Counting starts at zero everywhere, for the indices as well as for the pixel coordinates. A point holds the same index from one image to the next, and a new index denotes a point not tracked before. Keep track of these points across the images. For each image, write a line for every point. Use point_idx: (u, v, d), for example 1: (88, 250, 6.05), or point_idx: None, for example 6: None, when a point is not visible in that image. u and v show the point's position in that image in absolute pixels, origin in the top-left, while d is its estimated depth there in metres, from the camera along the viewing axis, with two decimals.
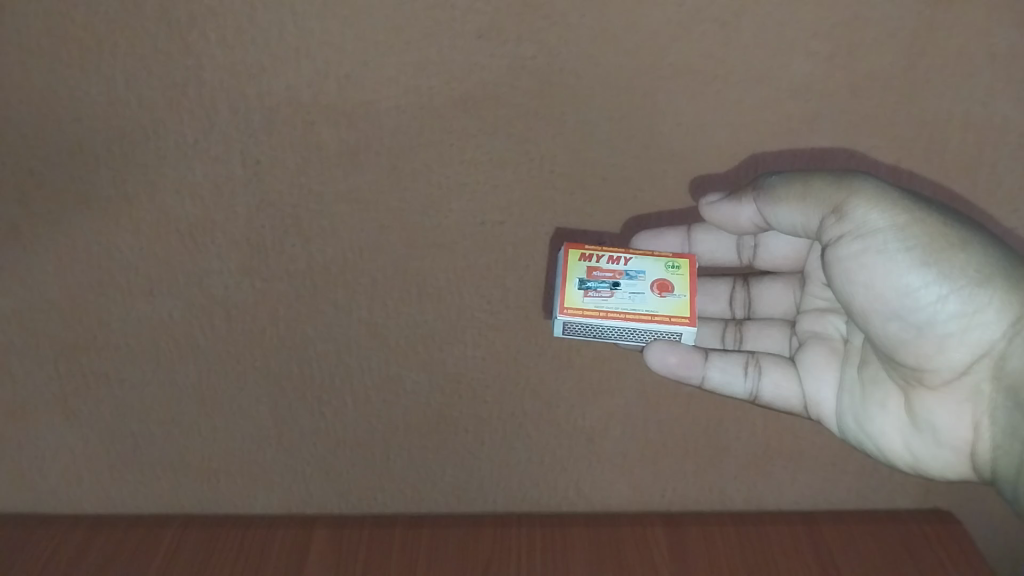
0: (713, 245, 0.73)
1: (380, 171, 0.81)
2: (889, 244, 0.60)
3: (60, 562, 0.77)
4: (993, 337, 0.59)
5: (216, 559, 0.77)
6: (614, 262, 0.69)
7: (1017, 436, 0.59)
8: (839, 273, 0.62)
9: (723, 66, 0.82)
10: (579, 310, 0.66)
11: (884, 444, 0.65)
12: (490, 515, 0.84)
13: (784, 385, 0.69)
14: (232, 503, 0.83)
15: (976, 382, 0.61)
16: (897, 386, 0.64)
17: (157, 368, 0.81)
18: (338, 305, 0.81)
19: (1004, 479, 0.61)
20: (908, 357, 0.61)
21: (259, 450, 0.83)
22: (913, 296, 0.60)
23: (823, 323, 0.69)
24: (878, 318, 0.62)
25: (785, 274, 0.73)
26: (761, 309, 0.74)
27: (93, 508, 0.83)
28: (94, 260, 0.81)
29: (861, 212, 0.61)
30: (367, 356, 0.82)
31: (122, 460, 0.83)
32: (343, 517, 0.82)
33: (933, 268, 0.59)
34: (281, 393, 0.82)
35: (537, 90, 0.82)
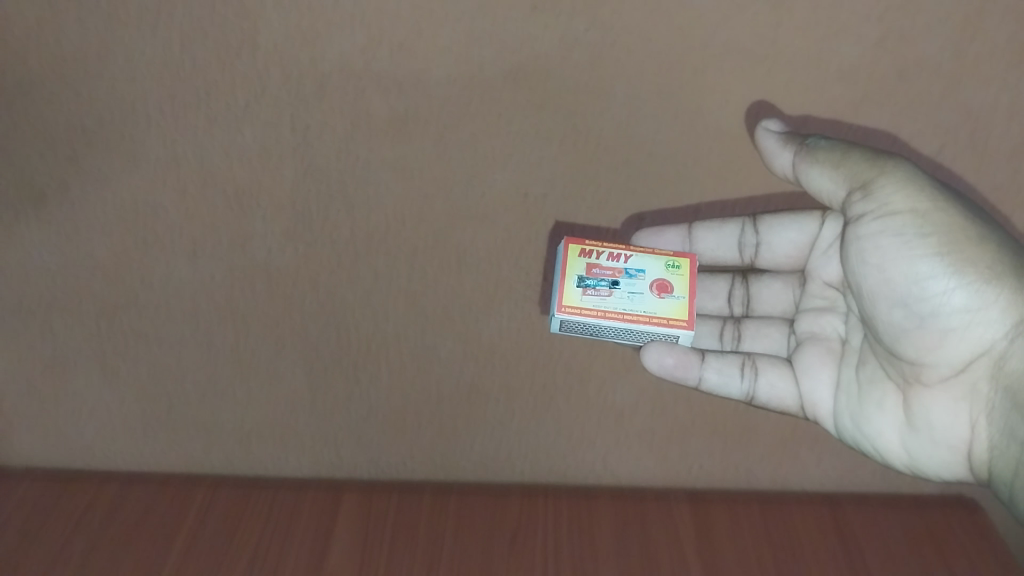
0: (714, 243, 0.70)
1: (383, 132, 0.73)
2: (907, 228, 0.57)
3: (98, 508, 0.71)
4: (995, 335, 0.55)
5: (247, 520, 0.71)
6: (614, 259, 0.63)
7: (1013, 436, 0.53)
8: (857, 253, 0.59)
9: (772, 46, 0.74)
10: (577, 309, 0.61)
11: (881, 443, 0.60)
12: (518, 485, 0.76)
13: (780, 385, 0.66)
14: (262, 464, 0.75)
15: (975, 381, 0.56)
16: (894, 384, 0.59)
17: (149, 333, 0.74)
18: (342, 266, 0.74)
19: (999, 481, 0.55)
20: (909, 349, 0.57)
21: (273, 407, 0.75)
22: (921, 285, 0.56)
23: (820, 323, 0.65)
24: (883, 303, 0.58)
25: (785, 273, 0.69)
26: (760, 307, 0.69)
27: (114, 466, 0.75)
28: (111, 210, 0.73)
29: (888, 192, 0.58)
30: (373, 323, 0.74)
31: (153, 417, 0.75)
32: (372, 481, 0.75)
33: (945, 257, 0.55)
34: (284, 353, 0.75)
35: (570, 63, 0.73)
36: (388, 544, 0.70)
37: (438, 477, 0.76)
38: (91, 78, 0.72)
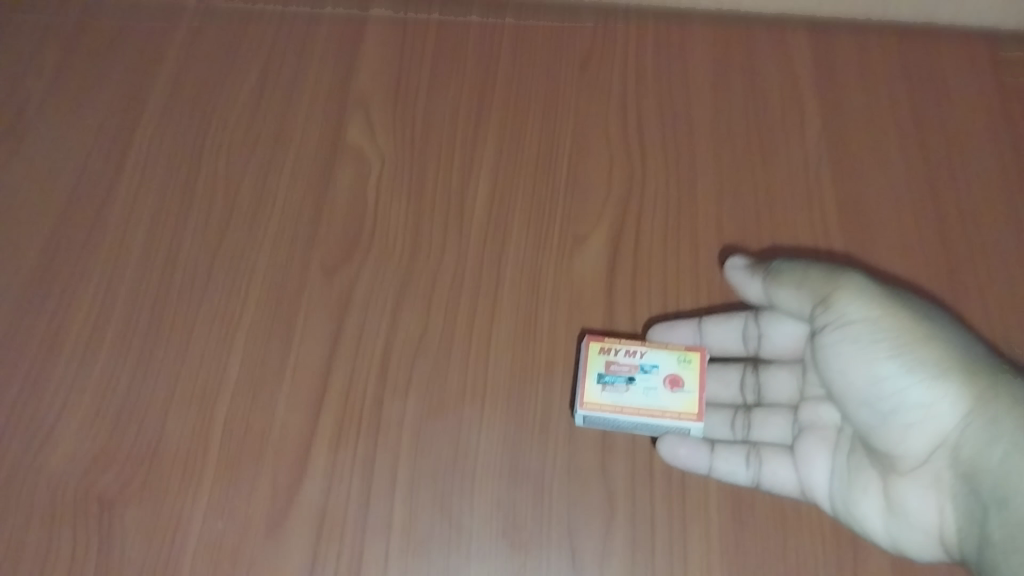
0: (721, 335, 1.01)
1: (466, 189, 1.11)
2: (863, 335, 0.87)
3: (104, 219, 1.10)
4: (952, 427, 0.84)
5: (231, 233, 1.09)
6: (631, 356, 0.94)
7: (972, 518, 0.81)
8: (825, 359, 0.90)
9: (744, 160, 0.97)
10: (595, 405, 0.92)
11: (866, 524, 0.90)
12: (519, 251, 1.09)
13: (781, 471, 0.94)
14: (273, 194, 1.12)
15: (937, 472, 0.85)
16: (879, 474, 0.89)
17: (229, 184, 1.13)
18: (381, 267, 1.06)
19: (971, 558, 0.82)
20: (884, 442, 0.87)
21: (290, 255, 1.07)
22: (881, 383, 0.86)
23: (818, 413, 0.95)
24: (854, 403, 0.89)
25: (788, 363, 1.00)
26: (769, 396, 1.00)
27: (150, 212, 1.11)
28: (195, 190, 1.13)
29: (846, 304, 0.89)
30: (395, 268, 1.06)
31: (183, 208, 1.11)
32: (384, 213, 1.11)
33: (901, 356, 0.85)
34: (327, 257, 1.07)
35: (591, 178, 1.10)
36: (375, 294, 1.04)
37: (434, 225, 1.10)
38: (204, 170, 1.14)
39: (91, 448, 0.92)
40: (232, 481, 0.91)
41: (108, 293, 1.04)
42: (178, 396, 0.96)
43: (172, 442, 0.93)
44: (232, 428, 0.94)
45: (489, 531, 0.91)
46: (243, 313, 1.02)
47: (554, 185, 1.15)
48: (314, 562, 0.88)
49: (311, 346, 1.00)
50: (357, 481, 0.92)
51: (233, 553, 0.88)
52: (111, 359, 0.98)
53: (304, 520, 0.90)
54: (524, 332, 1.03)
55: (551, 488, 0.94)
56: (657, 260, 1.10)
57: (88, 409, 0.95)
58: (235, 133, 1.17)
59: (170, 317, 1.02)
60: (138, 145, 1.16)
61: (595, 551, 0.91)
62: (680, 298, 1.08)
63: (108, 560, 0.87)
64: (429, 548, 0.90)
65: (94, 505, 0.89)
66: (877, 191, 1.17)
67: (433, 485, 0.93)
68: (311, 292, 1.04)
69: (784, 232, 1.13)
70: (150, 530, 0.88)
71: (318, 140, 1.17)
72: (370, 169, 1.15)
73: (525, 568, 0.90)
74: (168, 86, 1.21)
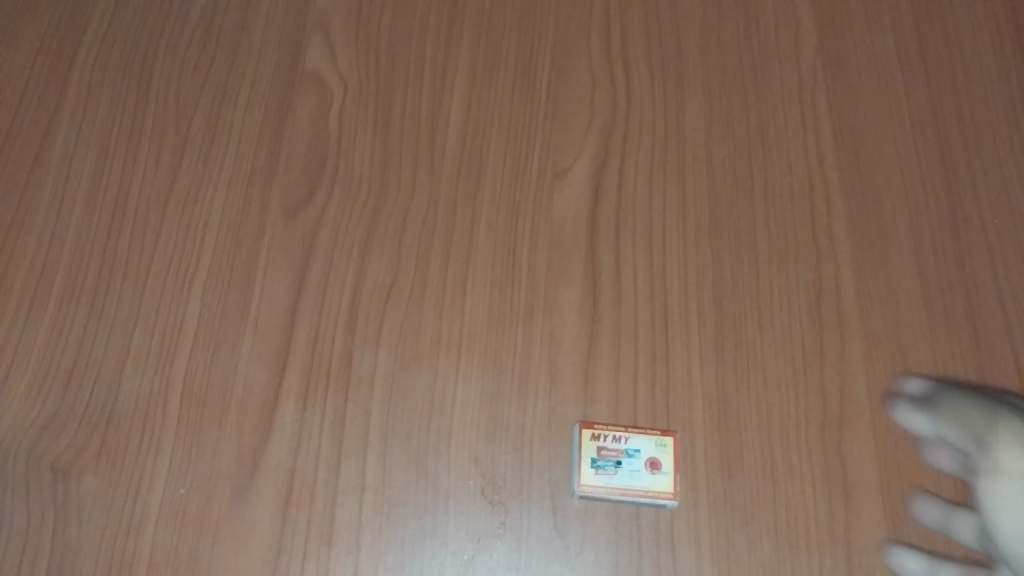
0: None
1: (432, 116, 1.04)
2: (984, 450, 0.90)
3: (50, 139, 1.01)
4: None
5: (188, 161, 1.01)
6: (616, 441, 0.89)
7: None
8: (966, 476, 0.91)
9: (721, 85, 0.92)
10: (591, 485, 0.87)
11: None
12: (495, 182, 1.02)
13: None
14: (234, 121, 1.03)
15: None
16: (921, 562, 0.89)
17: (185, 104, 1.04)
18: (349, 199, 1.00)
19: None
20: None
21: (253, 185, 1.00)
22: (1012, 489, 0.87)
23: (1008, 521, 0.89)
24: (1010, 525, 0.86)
25: None
26: None
27: (99, 133, 1.02)
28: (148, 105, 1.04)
29: (910, 416, 0.95)
30: (365, 199, 1.00)
31: (137, 129, 1.02)
32: (352, 139, 1.03)
33: (1005, 460, 0.88)
34: (290, 189, 1.00)
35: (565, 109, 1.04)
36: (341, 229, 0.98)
37: (405, 155, 1.03)
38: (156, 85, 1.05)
39: (41, 416, 0.86)
40: (193, 445, 0.86)
41: (53, 243, 0.95)
42: (134, 359, 0.90)
43: (128, 406, 0.88)
44: (192, 387, 0.89)
45: (467, 489, 0.87)
46: (200, 261, 0.95)
47: (534, 113, 1.07)
48: (285, 525, 0.84)
49: (273, 288, 0.94)
50: (328, 441, 0.88)
51: (197, 518, 0.84)
52: (59, 316, 0.91)
53: (272, 482, 0.86)
54: (501, 274, 0.98)
55: (532, 439, 0.90)
56: (642, 194, 1.04)
57: (36, 375, 0.88)
58: (187, 61, 1.07)
59: (123, 250, 0.95)
60: (77, 75, 1.05)
61: (578, 505, 0.87)
62: (665, 235, 1.02)
63: (63, 533, 0.82)
64: (405, 509, 0.86)
65: (48, 474, 0.84)
66: (879, 120, 1.12)
67: (409, 441, 0.89)
68: (273, 236, 0.97)
69: (778, 161, 1.08)
70: (108, 501, 0.84)
71: (276, 68, 1.07)
72: (334, 99, 1.06)
73: (504, 526, 0.86)
74: (109, 10, 1.09)
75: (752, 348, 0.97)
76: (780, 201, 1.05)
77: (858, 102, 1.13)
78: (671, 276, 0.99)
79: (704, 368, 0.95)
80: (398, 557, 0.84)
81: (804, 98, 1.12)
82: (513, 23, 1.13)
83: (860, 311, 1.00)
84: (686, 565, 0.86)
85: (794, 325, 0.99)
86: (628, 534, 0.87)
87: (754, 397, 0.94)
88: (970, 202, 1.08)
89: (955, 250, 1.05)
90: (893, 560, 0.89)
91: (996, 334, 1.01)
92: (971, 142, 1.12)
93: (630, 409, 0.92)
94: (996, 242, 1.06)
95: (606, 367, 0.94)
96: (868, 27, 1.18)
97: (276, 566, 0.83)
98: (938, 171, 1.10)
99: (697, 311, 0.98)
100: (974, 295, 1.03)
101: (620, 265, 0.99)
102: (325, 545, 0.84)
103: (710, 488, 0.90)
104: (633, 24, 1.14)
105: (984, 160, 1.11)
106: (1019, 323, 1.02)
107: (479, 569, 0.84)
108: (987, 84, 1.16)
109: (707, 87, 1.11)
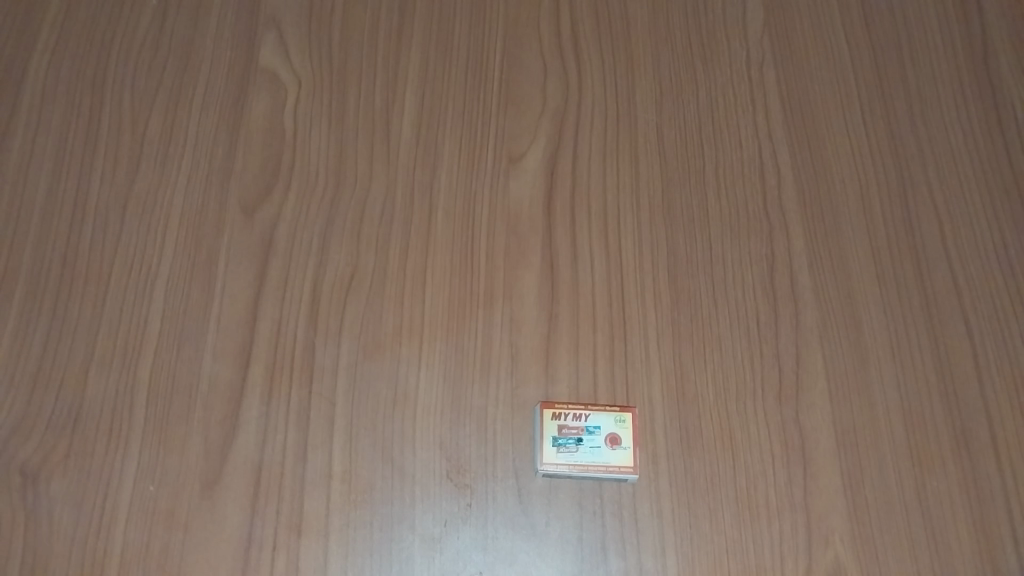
0: None
1: (390, 111, 1.07)
2: None
3: (6, 146, 1.01)
4: None
5: (145, 164, 1.01)
6: (577, 419, 0.91)
7: None
8: None
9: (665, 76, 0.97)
10: (553, 463, 0.89)
11: None
12: (453, 173, 1.04)
13: None
14: (192, 122, 1.04)
15: None
16: None
17: (141, 107, 1.04)
18: (309, 195, 1.01)
19: None
20: None
21: (212, 186, 1.01)
22: None
23: None
24: None
25: None
26: None
27: (56, 140, 1.02)
28: (103, 110, 1.04)
29: None
30: (325, 194, 1.01)
31: (93, 135, 1.02)
32: (310, 136, 1.04)
33: None
34: (249, 189, 1.01)
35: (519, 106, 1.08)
36: (302, 226, 0.99)
37: (363, 149, 1.04)
38: (111, 89, 1.05)
39: (8, 422, 0.87)
40: (161, 444, 0.87)
41: (12, 251, 0.95)
42: (98, 364, 0.90)
43: (95, 409, 0.88)
44: (158, 386, 0.90)
45: (433, 473, 0.89)
46: (161, 262, 0.96)
47: (487, 101, 1.09)
48: (255, 517, 0.85)
49: (238, 287, 0.95)
50: (293, 432, 0.89)
51: (167, 516, 0.85)
52: (22, 323, 0.92)
53: (240, 476, 0.87)
54: (460, 262, 0.99)
55: (495, 422, 0.92)
56: (597, 177, 1.06)
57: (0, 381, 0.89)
58: (140, 63, 1.07)
59: (85, 256, 0.96)
60: (30, 81, 1.05)
61: (543, 484, 0.89)
62: (621, 216, 1.04)
63: (34, 535, 0.83)
64: (372, 496, 0.87)
65: (17, 479, 0.85)
66: (827, 95, 1.15)
67: (374, 429, 0.90)
68: (233, 233, 0.98)
69: (729, 140, 1.10)
70: (78, 502, 0.84)
71: (230, 67, 1.08)
72: (288, 96, 1.06)
73: (471, 508, 0.88)
74: (61, 15, 1.09)
75: (708, 323, 0.99)
76: (732, 179, 1.07)
77: (806, 78, 1.15)
78: (627, 257, 1.01)
79: (662, 345, 0.97)
80: (367, 542, 0.85)
81: (753, 77, 1.14)
82: (463, 14, 1.14)
83: (813, 282, 1.03)
84: (650, 537, 0.88)
85: (749, 298, 1.01)
86: (592, 510, 0.89)
87: (712, 370, 0.96)
88: (917, 172, 1.11)
89: (904, 219, 1.08)
90: (851, 521, 0.92)
91: (946, 299, 1.04)
92: (916, 113, 1.15)
93: (590, 388, 0.94)
94: (943, 210, 1.09)
95: (566, 347, 0.96)
96: (814, 5, 1.21)
97: (248, 558, 0.84)
98: (886, 142, 1.13)
99: (653, 290, 1.00)
100: (924, 262, 1.06)
101: (577, 248, 1.01)
102: (295, 535, 0.85)
103: (670, 460, 0.92)
104: (582, 10, 1.16)
105: (929, 130, 1.14)
106: (968, 287, 1.05)
107: (447, 551, 0.86)
108: (931, 56, 1.19)
109: (658, 71, 1.13)
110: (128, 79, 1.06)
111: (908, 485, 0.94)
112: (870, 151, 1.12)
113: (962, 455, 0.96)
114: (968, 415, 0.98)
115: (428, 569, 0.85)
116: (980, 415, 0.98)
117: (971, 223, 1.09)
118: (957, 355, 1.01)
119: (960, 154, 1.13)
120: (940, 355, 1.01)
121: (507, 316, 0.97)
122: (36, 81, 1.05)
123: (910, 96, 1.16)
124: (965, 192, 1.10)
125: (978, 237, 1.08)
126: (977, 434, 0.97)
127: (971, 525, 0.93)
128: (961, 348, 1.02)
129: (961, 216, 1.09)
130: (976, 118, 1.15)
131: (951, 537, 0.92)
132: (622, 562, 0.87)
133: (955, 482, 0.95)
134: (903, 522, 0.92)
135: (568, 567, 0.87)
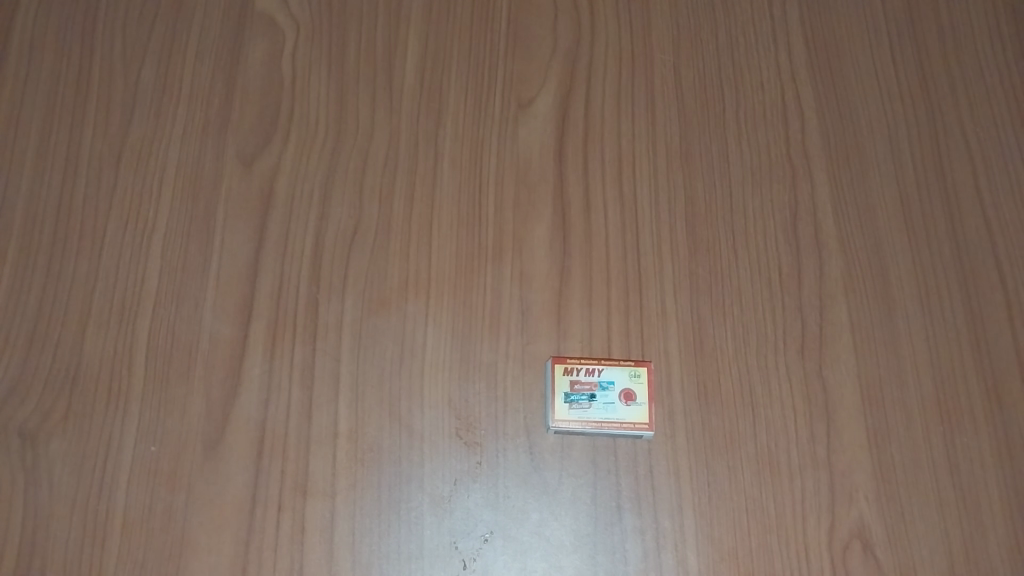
0: None
1: (392, 56, 1.02)
2: None
3: None
4: None
5: (140, 113, 0.97)
6: (590, 374, 0.88)
7: None
8: None
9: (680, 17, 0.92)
10: (565, 419, 0.86)
11: None
12: (460, 119, 0.99)
13: None
14: (189, 69, 1.00)
15: None
16: None
17: (133, 54, 1.00)
18: (307, 144, 0.97)
19: None
20: None
21: (210, 136, 0.97)
22: None
23: None
24: None
25: None
26: None
27: (48, 89, 0.98)
28: (95, 58, 1.00)
29: None
30: (326, 142, 0.97)
31: (87, 84, 0.98)
32: (309, 82, 1.00)
33: None
34: (247, 138, 0.97)
35: (530, 50, 1.03)
36: (303, 176, 0.95)
37: (365, 95, 0.99)
38: (103, 35, 1.01)
39: (4, 382, 0.84)
40: (162, 403, 0.85)
41: (5, 205, 0.92)
42: (96, 321, 0.88)
43: (92, 367, 0.86)
44: (156, 344, 0.87)
45: (441, 431, 0.86)
46: (159, 213, 0.92)
47: (494, 43, 1.03)
48: (259, 477, 0.83)
49: (238, 238, 0.92)
50: (297, 389, 0.86)
51: (169, 475, 0.83)
52: (16, 280, 0.89)
53: (243, 436, 0.84)
54: (467, 213, 0.95)
55: (505, 378, 0.88)
56: (610, 124, 1.01)
57: None
58: (132, 9, 1.02)
59: (79, 209, 0.92)
60: (18, 30, 1.00)
61: (555, 442, 0.86)
62: (635, 163, 0.99)
63: (35, 496, 0.81)
64: (379, 455, 0.85)
65: (16, 440, 0.83)
66: (853, 33, 1.08)
67: (381, 387, 0.87)
68: (231, 185, 0.94)
69: (750, 81, 1.04)
70: (78, 464, 0.82)
71: (224, 11, 1.03)
72: (286, 40, 1.02)
73: (481, 466, 0.85)
74: None
75: (727, 274, 0.95)
76: (753, 123, 1.02)
77: (831, 15, 1.09)
78: (643, 205, 0.97)
79: (679, 297, 0.93)
80: (375, 502, 0.83)
81: (775, 15, 1.08)
82: None
83: (838, 230, 0.98)
84: (666, 496, 0.85)
85: (770, 247, 0.96)
86: (606, 468, 0.86)
87: (731, 324, 0.92)
88: (948, 111, 1.05)
89: (935, 164, 1.03)
90: (876, 478, 0.88)
91: (978, 247, 0.99)
92: (949, 52, 1.09)
93: (604, 343, 0.90)
94: (976, 151, 1.04)
95: (578, 301, 0.92)
96: None
97: (252, 518, 0.82)
98: (915, 80, 1.07)
99: (669, 240, 0.96)
100: (956, 206, 1.01)
101: (590, 198, 0.97)
102: (301, 495, 0.83)
103: (687, 417, 0.88)
104: None
105: (963, 70, 1.08)
106: (1001, 232, 1.00)
107: (457, 509, 0.83)
108: None
109: (676, 8, 1.07)
110: (121, 25, 1.01)
111: (936, 441, 0.90)
112: (901, 90, 1.06)
113: (994, 409, 0.92)
114: (1000, 369, 0.94)
115: (438, 529, 0.82)
116: (1013, 367, 0.94)
117: (1007, 165, 1.03)
118: (989, 305, 0.97)
119: (996, 94, 1.07)
120: (971, 306, 0.96)
121: (518, 269, 0.93)
122: (26, 29, 1.01)
123: (942, 32, 1.10)
124: (1002, 133, 1.05)
125: (1014, 179, 1.02)
126: (1009, 387, 0.93)
127: (1002, 481, 0.89)
128: (994, 297, 0.97)
129: (996, 159, 1.03)
130: (1012, 55, 1.09)
131: (981, 494, 0.89)
132: (637, 520, 0.84)
133: (986, 438, 0.91)
134: (930, 479, 0.89)
135: (582, 526, 0.84)
